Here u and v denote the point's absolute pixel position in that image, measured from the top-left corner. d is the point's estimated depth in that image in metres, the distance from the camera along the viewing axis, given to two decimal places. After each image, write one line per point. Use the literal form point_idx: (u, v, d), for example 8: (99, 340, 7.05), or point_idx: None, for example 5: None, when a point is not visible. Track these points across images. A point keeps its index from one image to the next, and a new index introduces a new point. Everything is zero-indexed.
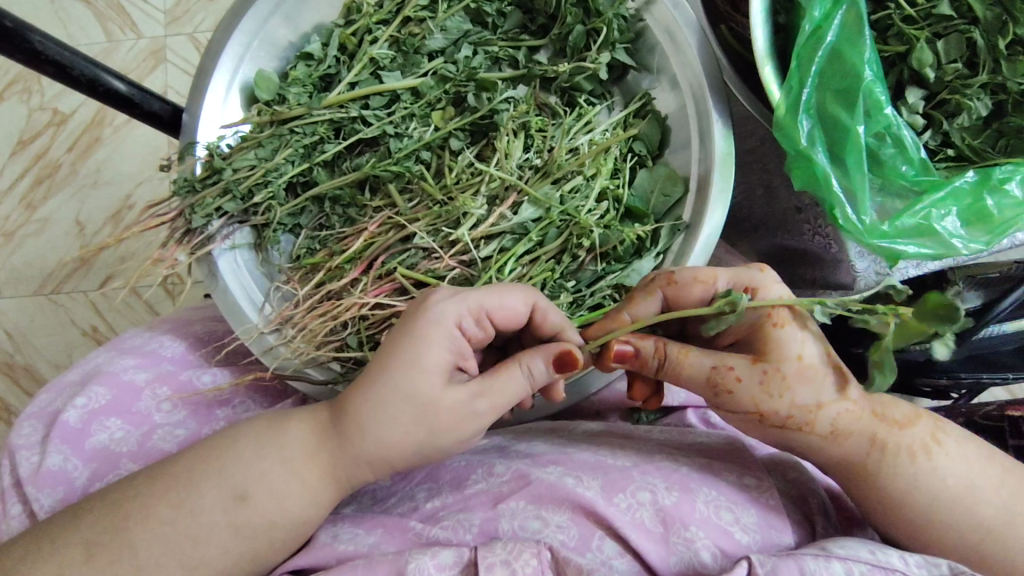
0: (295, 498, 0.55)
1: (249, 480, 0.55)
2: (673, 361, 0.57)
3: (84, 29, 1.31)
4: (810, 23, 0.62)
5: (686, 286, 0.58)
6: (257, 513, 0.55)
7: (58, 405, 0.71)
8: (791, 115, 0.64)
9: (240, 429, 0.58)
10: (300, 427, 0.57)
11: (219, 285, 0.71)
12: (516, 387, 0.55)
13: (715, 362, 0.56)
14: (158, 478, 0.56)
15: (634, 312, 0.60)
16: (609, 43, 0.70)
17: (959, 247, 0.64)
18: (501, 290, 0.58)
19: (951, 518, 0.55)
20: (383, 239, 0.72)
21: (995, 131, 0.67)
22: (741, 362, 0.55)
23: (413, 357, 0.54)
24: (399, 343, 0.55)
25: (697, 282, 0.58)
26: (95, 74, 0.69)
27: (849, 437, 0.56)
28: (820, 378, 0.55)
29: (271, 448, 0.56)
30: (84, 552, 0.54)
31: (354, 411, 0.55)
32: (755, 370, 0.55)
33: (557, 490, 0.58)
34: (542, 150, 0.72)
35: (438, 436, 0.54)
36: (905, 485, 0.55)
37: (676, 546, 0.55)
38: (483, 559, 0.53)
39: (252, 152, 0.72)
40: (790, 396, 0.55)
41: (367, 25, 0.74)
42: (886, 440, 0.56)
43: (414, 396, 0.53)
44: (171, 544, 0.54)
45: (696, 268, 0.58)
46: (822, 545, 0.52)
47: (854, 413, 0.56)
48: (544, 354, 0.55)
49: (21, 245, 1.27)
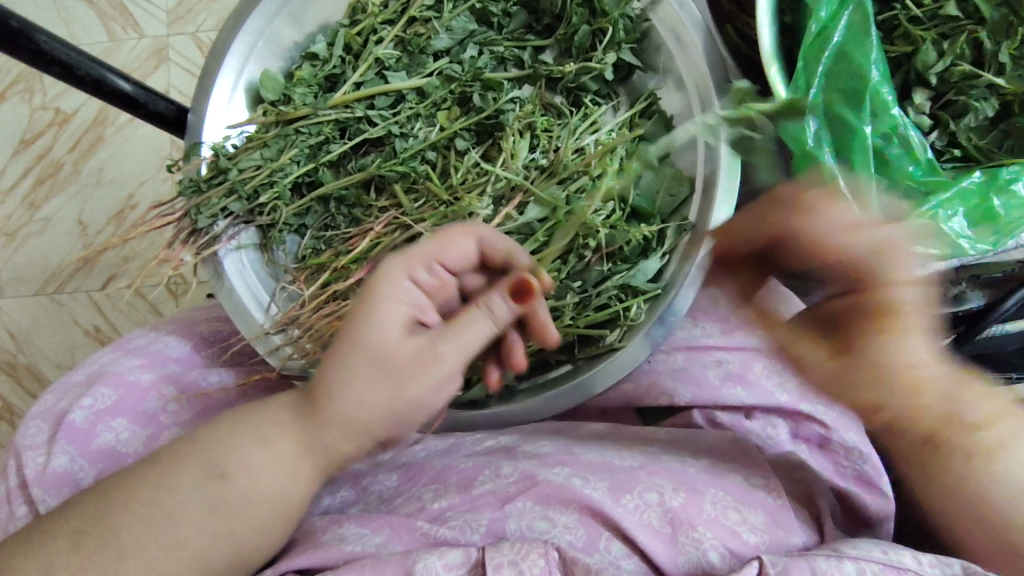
0: (268, 474, 0.55)
1: (223, 457, 0.56)
2: (845, 310, 0.60)
3: (87, 28, 1.31)
4: (816, 24, 0.63)
5: (832, 233, 0.58)
6: (233, 488, 0.55)
7: (64, 405, 0.70)
8: (796, 116, 0.64)
9: (219, 415, 0.60)
10: (270, 404, 0.58)
11: (224, 286, 0.71)
12: (481, 326, 0.52)
13: (865, 312, 0.58)
14: (142, 465, 0.57)
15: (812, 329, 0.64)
16: (615, 42, 0.70)
17: (967, 247, 0.63)
18: (441, 237, 0.58)
19: (1004, 518, 0.59)
20: (390, 239, 0.71)
21: (1001, 131, 0.67)
22: (871, 319, 0.58)
23: (366, 314, 0.54)
24: (354, 313, 0.55)
25: (845, 228, 0.58)
26: (100, 74, 0.69)
27: (928, 414, 0.60)
28: (911, 325, 0.58)
29: (242, 427, 0.57)
30: (71, 542, 0.54)
31: (322, 388, 0.54)
32: (884, 326, 0.58)
33: (564, 490, 0.58)
34: (548, 150, 0.72)
35: (404, 387, 0.52)
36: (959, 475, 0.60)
37: (684, 546, 0.55)
38: (491, 559, 0.53)
39: (258, 153, 0.72)
40: (883, 367, 0.58)
41: (372, 25, 0.74)
42: (959, 420, 0.60)
43: (370, 356, 0.53)
44: (151, 525, 0.55)
45: (833, 205, 0.59)
46: (835, 547, 0.53)
47: (931, 378, 0.59)
48: (501, 288, 0.53)
49: (23, 246, 1.27)
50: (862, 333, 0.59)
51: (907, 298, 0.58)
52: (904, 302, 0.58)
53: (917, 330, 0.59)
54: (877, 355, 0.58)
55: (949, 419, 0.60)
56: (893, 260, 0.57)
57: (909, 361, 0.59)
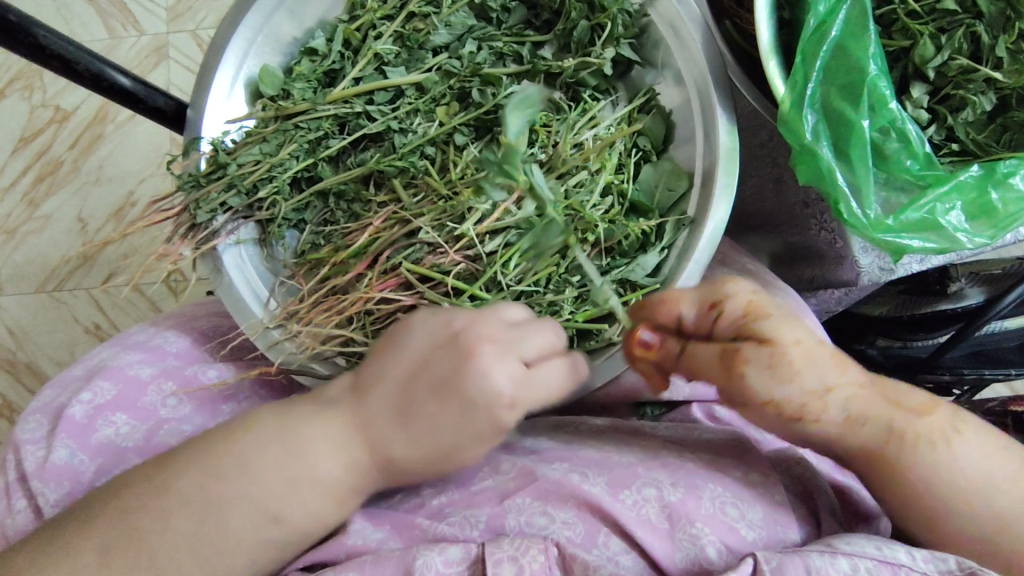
0: (326, 509, 0.56)
1: (275, 501, 0.55)
2: (692, 349, 0.58)
3: (85, 25, 1.31)
4: (815, 18, 0.63)
5: (657, 304, 0.60)
6: (289, 530, 0.56)
7: (63, 400, 0.71)
8: (796, 110, 0.63)
9: (253, 445, 0.56)
10: (321, 449, 0.56)
11: (223, 282, 0.70)
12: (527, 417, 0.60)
13: (724, 347, 0.56)
14: (174, 492, 0.55)
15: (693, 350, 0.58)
16: (613, 38, 0.70)
17: (965, 240, 0.65)
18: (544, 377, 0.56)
19: (967, 512, 0.56)
20: (388, 234, 0.71)
21: (999, 125, 0.67)
22: (750, 343, 0.55)
23: (463, 440, 0.55)
24: (443, 429, 0.55)
25: (666, 299, 0.59)
26: (100, 70, 0.68)
27: (865, 424, 0.56)
28: (823, 360, 0.56)
29: (294, 472, 0.55)
30: (98, 559, 0.54)
31: (397, 464, 0.57)
32: (763, 351, 0.54)
33: (563, 486, 0.58)
34: (547, 145, 0.71)
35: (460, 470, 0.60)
36: (922, 477, 0.56)
37: (682, 543, 0.55)
38: (491, 555, 0.53)
39: (257, 148, 0.72)
40: (801, 380, 0.55)
41: (371, 21, 0.74)
42: (902, 427, 0.56)
43: (454, 461, 0.57)
44: (198, 556, 0.54)
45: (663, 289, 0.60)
46: (828, 542, 0.53)
47: (865, 397, 0.56)
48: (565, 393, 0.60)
49: (22, 242, 1.27)
50: (743, 371, 0.55)
51: (802, 334, 0.56)
52: (787, 338, 0.55)
53: (827, 361, 0.56)
54: (783, 386, 0.54)
55: (889, 436, 0.56)
56: (765, 310, 0.57)
57: (853, 388, 0.56)
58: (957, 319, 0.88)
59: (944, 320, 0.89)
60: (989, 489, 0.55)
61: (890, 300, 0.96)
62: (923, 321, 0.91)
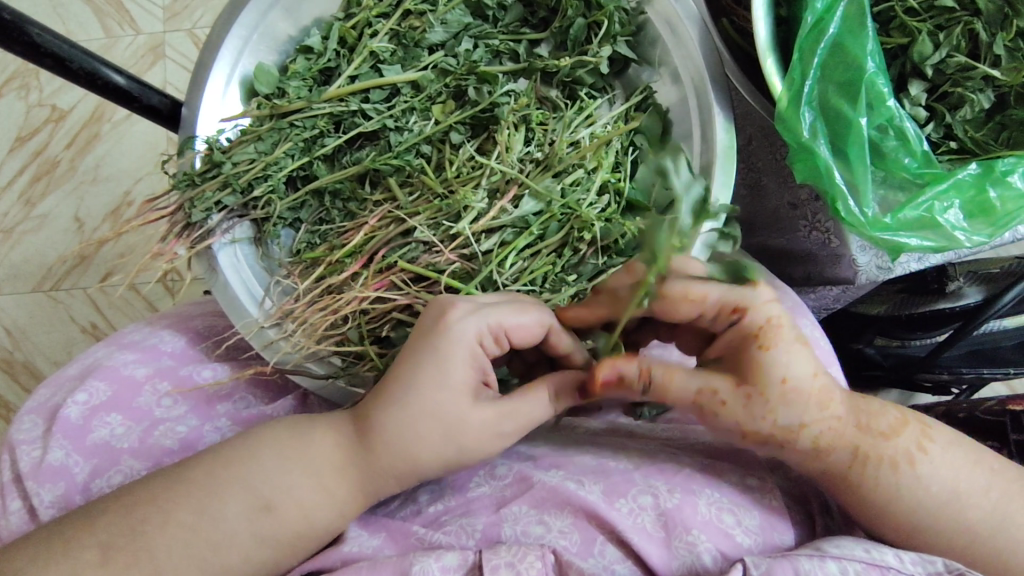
0: (322, 508, 0.56)
1: (272, 488, 0.55)
2: (659, 384, 0.56)
3: (82, 24, 1.31)
4: (813, 15, 0.62)
5: (677, 304, 0.55)
6: (282, 522, 0.55)
7: (59, 399, 0.70)
8: (793, 108, 0.63)
9: (263, 437, 0.58)
10: (323, 442, 0.57)
11: (219, 280, 0.71)
12: (540, 411, 0.57)
13: (702, 385, 0.56)
14: (181, 482, 0.56)
15: (669, 382, 0.56)
16: (610, 36, 0.70)
17: (963, 238, 0.65)
18: (513, 308, 0.57)
19: (940, 525, 0.56)
20: (384, 232, 0.71)
21: (997, 123, 0.67)
22: (727, 383, 0.55)
23: (438, 373, 0.55)
24: (418, 363, 0.55)
25: (688, 300, 0.54)
26: (94, 68, 0.68)
27: (832, 451, 0.56)
28: (806, 399, 0.55)
29: (295, 463, 0.56)
30: (100, 555, 0.53)
31: (381, 432, 0.55)
32: (740, 392, 0.55)
33: (558, 493, 0.58)
34: (543, 143, 0.71)
35: (465, 453, 0.55)
36: (888, 495, 0.56)
37: (678, 550, 0.54)
38: (488, 561, 0.52)
39: (252, 146, 0.71)
40: (775, 417, 0.55)
41: (367, 19, 0.74)
42: (868, 451, 0.56)
43: (450, 418, 0.54)
44: (196, 548, 0.54)
45: (687, 284, 0.54)
46: (818, 546, 0.52)
47: (838, 430, 0.56)
48: (568, 379, 0.59)
49: (20, 241, 1.26)
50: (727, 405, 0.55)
51: (794, 369, 0.54)
52: (779, 375, 0.54)
53: (811, 399, 0.55)
54: (755, 420, 0.55)
55: (856, 461, 0.56)
56: (776, 336, 0.54)
57: (832, 420, 0.56)
58: (955, 318, 0.87)
59: (941, 319, 0.88)
60: (966, 496, 0.56)
61: (888, 298, 0.96)
62: (921, 321, 0.90)
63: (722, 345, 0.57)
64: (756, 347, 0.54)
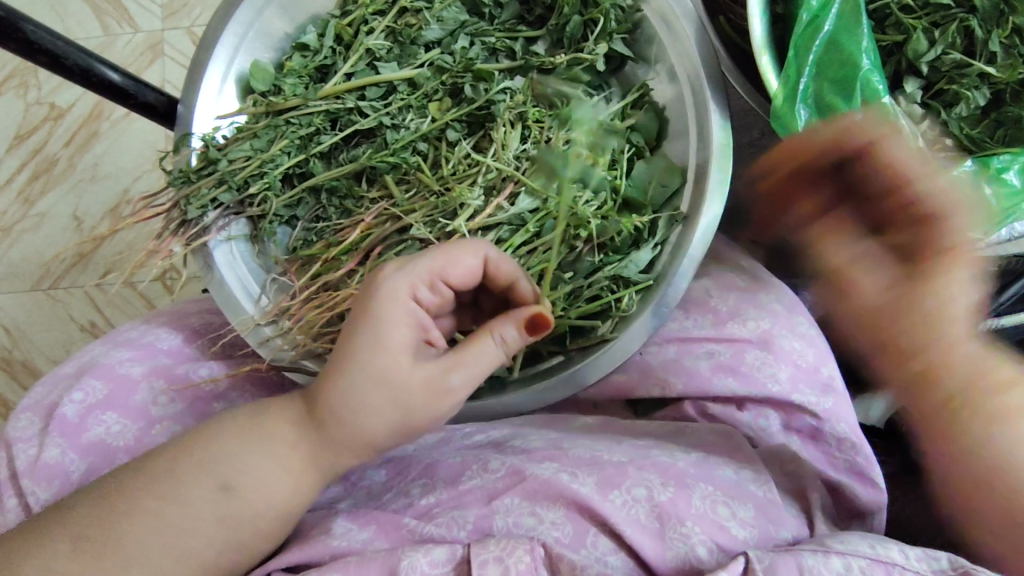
0: (279, 484, 0.56)
1: (230, 469, 0.56)
2: (825, 240, 0.66)
3: (81, 23, 1.31)
4: (806, 13, 0.63)
5: (879, 172, 0.61)
6: (242, 504, 0.55)
7: (55, 397, 0.70)
8: (787, 105, 0.63)
9: (219, 422, 0.59)
10: (278, 420, 0.58)
11: (215, 278, 0.71)
12: (489, 358, 0.56)
13: (854, 258, 0.65)
14: (145, 472, 0.56)
15: (825, 240, 0.66)
16: (606, 33, 0.69)
17: None
18: (445, 253, 0.58)
19: (1008, 481, 0.58)
20: (381, 230, 0.71)
21: (993, 121, 0.67)
22: (885, 275, 0.62)
23: (375, 335, 0.55)
24: (360, 327, 0.56)
25: (890, 170, 0.61)
26: (90, 65, 0.68)
27: (950, 375, 0.60)
28: (948, 320, 0.59)
29: (253, 445, 0.57)
30: (70, 546, 0.53)
31: (328, 403, 0.56)
32: (892, 290, 0.61)
33: (551, 485, 0.58)
34: (538, 141, 0.71)
35: (414, 413, 0.55)
36: (981, 444, 0.59)
37: (672, 541, 0.54)
38: (476, 556, 0.52)
39: (248, 143, 0.72)
40: (912, 323, 0.60)
41: (363, 16, 0.74)
42: (964, 399, 0.60)
43: (390, 380, 0.55)
44: (162, 535, 0.54)
45: (903, 158, 0.60)
46: (823, 542, 0.52)
47: (971, 361, 0.60)
48: (516, 320, 0.55)
49: (19, 240, 1.27)
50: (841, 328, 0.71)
51: (957, 294, 0.59)
52: (919, 309, 0.59)
53: (951, 317, 0.59)
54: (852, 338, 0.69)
55: (958, 396, 0.60)
56: (957, 256, 0.59)
57: (968, 353, 0.60)
58: None
59: None
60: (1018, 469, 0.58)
61: None
62: None
63: (901, 241, 0.62)
64: (923, 268, 0.59)
